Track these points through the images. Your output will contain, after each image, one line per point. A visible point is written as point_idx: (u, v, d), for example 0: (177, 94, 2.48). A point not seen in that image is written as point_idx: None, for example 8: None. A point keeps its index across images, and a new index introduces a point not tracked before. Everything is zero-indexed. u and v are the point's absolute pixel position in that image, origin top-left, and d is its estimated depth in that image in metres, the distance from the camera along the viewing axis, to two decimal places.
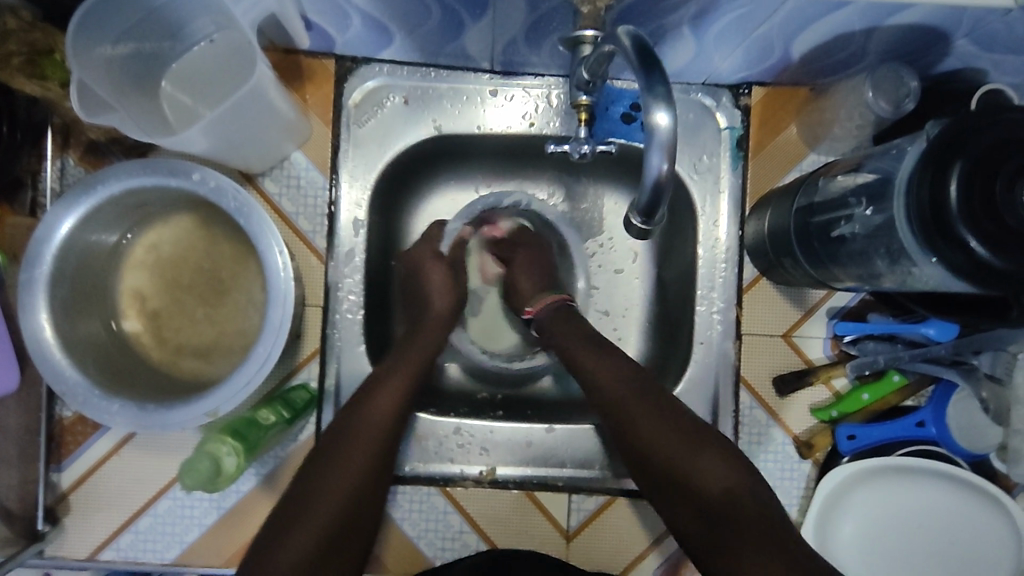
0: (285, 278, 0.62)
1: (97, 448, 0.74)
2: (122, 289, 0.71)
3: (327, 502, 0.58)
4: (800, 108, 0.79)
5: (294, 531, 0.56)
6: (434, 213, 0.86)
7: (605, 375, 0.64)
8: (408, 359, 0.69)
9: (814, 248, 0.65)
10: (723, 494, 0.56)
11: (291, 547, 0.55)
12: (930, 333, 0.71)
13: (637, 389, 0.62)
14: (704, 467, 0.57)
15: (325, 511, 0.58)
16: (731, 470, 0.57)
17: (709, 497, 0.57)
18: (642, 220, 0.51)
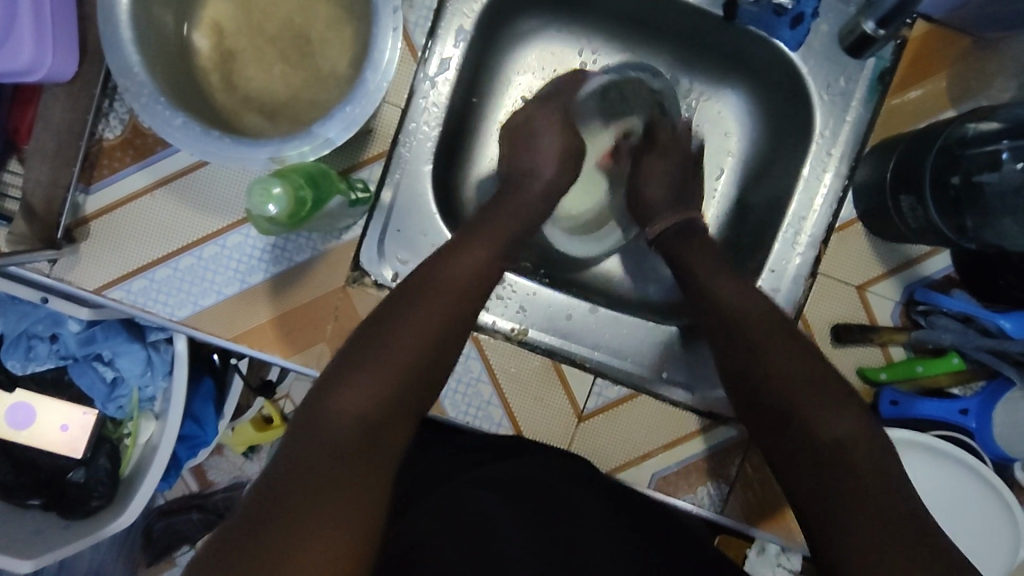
0: (393, 40, 0.56)
1: (133, 181, 0.69)
2: (202, 15, 0.65)
3: (391, 363, 0.55)
4: (958, 58, 0.72)
5: (366, 371, 0.54)
6: (532, 62, 0.83)
7: (737, 294, 0.63)
8: (493, 226, 0.67)
9: (948, 194, 0.60)
10: (827, 426, 0.54)
11: (355, 391, 0.53)
12: (1006, 325, 0.69)
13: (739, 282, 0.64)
14: (816, 402, 0.55)
15: (399, 351, 0.56)
16: (822, 381, 0.56)
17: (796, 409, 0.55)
18: (877, 25, 0.66)
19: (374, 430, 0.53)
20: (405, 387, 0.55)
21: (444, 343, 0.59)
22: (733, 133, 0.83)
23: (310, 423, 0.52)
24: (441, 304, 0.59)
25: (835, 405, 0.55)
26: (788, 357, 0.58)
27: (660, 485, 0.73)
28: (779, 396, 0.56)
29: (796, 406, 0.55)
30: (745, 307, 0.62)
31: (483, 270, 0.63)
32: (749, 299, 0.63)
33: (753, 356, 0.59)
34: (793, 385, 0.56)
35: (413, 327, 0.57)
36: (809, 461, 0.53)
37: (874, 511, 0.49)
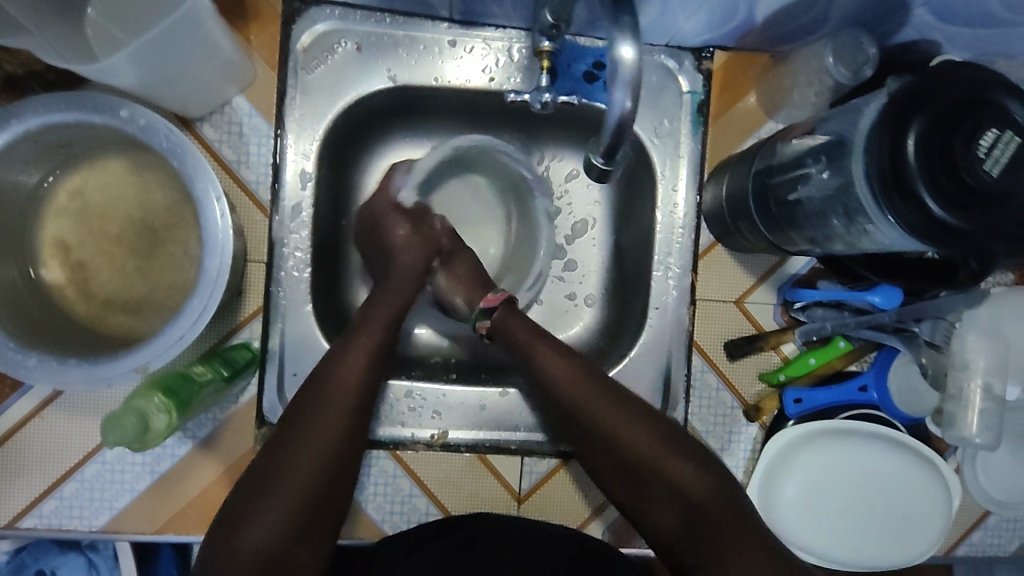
0: (224, 226, 0.58)
1: (18, 409, 0.69)
2: (42, 236, 0.65)
3: (281, 496, 0.60)
4: (760, 76, 0.76)
5: (266, 498, 0.60)
6: (389, 171, 0.84)
7: (562, 367, 0.68)
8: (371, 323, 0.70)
9: (770, 211, 0.64)
10: (690, 489, 0.63)
11: (254, 530, 0.59)
12: (875, 301, 0.70)
13: (577, 368, 0.68)
14: (676, 467, 0.64)
15: (292, 470, 0.61)
16: (662, 438, 0.65)
17: (661, 476, 0.64)
18: (604, 159, 0.54)
19: (279, 557, 0.59)
20: (299, 512, 0.61)
21: (336, 453, 0.64)
22: (594, 184, 0.86)
23: (216, 564, 0.58)
24: (324, 421, 0.64)
25: (688, 460, 0.64)
26: (627, 425, 0.66)
27: (611, 536, 0.76)
28: (637, 458, 0.65)
29: (648, 462, 0.64)
30: (590, 385, 0.67)
31: (367, 374, 0.67)
32: (582, 378, 0.68)
33: (596, 424, 0.66)
34: (646, 452, 0.65)
35: (304, 448, 0.63)
36: (685, 523, 0.63)
37: (710, 521, 0.62)
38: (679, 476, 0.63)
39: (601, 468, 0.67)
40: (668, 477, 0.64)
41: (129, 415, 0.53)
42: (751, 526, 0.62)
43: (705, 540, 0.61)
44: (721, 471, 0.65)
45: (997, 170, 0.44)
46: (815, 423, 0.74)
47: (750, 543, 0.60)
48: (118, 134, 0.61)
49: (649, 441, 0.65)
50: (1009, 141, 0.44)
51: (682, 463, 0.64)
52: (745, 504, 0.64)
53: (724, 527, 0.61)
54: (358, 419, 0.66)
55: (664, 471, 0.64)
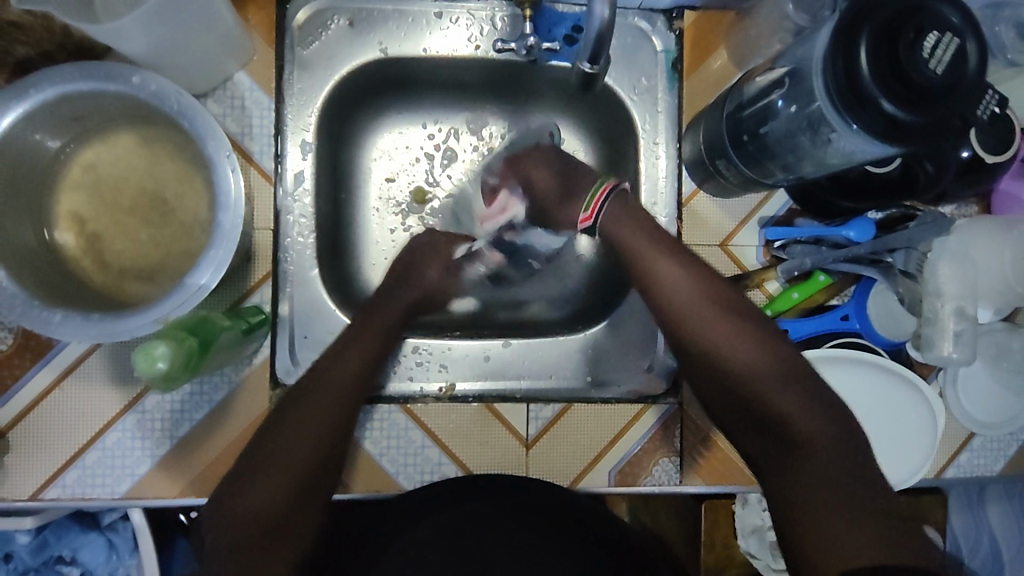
0: (235, 181, 0.61)
1: (37, 381, 0.71)
2: (58, 209, 0.68)
3: (283, 464, 0.62)
4: (727, 32, 0.81)
5: (265, 470, 0.61)
6: (383, 147, 0.88)
7: (690, 287, 0.68)
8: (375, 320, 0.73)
9: (744, 142, 0.70)
10: (800, 423, 0.62)
11: (251, 496, 0.60)
12: (851, 234, 0.76)
13: (709, 289, 0.68)
14: (791, 403, 0.62)
15: (293, 448, 0.63)
16: (781, 371, 0.64)
17: (772, 409, 0.63)
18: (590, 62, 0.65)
19: (277, 523, 0.60)
20: (296, 485, 0.62)
21: (337, 429, 0.66)
22: (581, 150, 0.90)
23: (218, 519, 0.60)
24: (328, 400, 0.66)
25: (799, 393, 0.63)
26: (757, 354, 0.65)
27: (619, 479, 0.78)
28: (754, 388, 0.64)
29: (752, 381, 0.64)
30: (701, 303, 0.67)
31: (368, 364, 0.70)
32: (694, 288, 0.68)
33: (712, 348, 0.66)
34: (750, 371, 0.64)
35: (308, 421, 0.64)
36: (782, 452, 0.62)
37: (807, 460, 0.60)
38: (780, 399, 0.63)
39: (709, 395, 0.68)
40: (780, 411, 0.62)
41: (161, 345, 0.53)
42: (854, 468, 0.60)
43: (799, 474, 0.60)
44: (835, 408, 0.63)
45: (939, 68, 0.50)
46: (803, 351, 0.79)
47: (851, 487, 0.59)
48: (128, 104, 0.64)
49: (770, 374, 0.64)
50: (949, 43, 0.50)
51: (801, 399, 0.63)
52: (856, 451, 0.61)
53: (825, 467, 0.60)
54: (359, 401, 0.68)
55: (780, 402, 0.63)
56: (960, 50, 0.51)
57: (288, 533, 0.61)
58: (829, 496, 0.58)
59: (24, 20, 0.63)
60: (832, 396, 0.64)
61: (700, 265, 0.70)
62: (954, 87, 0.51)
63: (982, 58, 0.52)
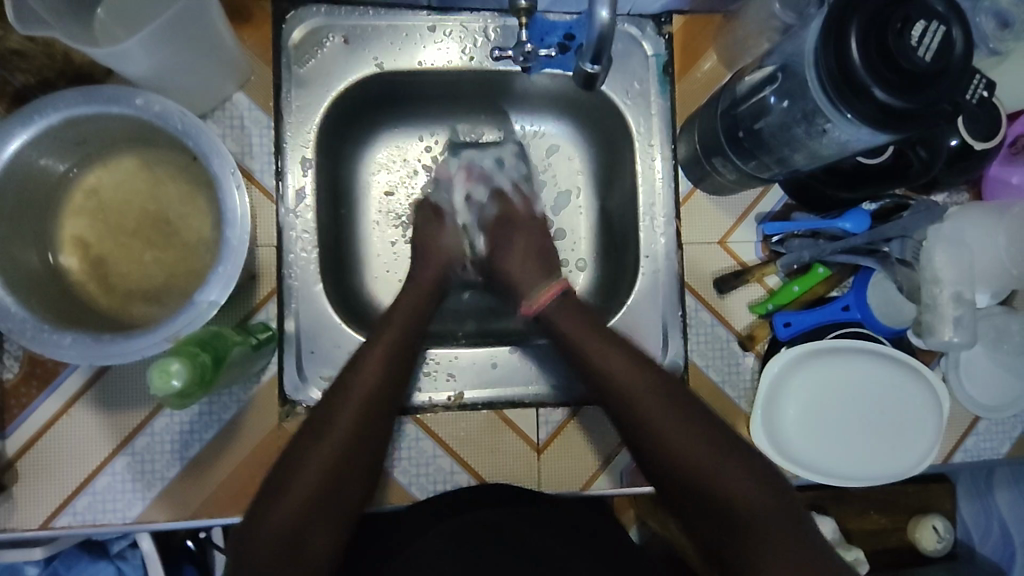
0: (240, 197, 0.62)
1: (45, 409, 0.71)
2: (63, 234, 0.69)
3: (303, 478, 0.62)
4: (716, 34, 0.82)
5: (290, 484, 0.61)
6: (381, 162, 0.89)
7: (617, 364, 0.69)
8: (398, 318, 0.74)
9: (739, 137, 0.72)
10: (738, 494, 0.60)
11: (274, 515, 0.60)
12: (847, 226, 0.77)
13: (629, 359, 0.69)
14: (726, 477, 0.61)
15: (318, 459, 0.63)
16: (712, 441, 0.63)
17: (707, 481, 0.61)
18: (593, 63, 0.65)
19: (301, 539, 0.60)
20: (314, 504, 0.61)
21: (356, 439, 0.65)
22: (576, 156, 0.91)
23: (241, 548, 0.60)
24: (348, 411, 0.66)
25: (737, 464, 0.62)
26: (684, 422, 0.64)
27: (632, 479, 0.78)
28: (688, 465, 0.62)
29: (685, 456, 0.63)
30: (635, 383, 0.67)
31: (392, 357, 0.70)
32: (636, 380, 0.67)
33: (638, 415, 0.66)
34: (680, 443, 0.63)
35: (329, 434, 0.64)
36: (725, 529, 0.60)
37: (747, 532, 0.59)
38: (713, 468, 0.62)
39: (646, 463, 0.66)
40: (716, 485, 0.61)
41: (176, 361, 0.54)
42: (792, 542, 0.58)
43: (744, 547, 0.59)
44: (767, 472, 0.63)
45: (927, 55, 0.52)
46: (806, 343, 0.79)
47: (794, 560, 0.56)
48: (131, 127, 0.65)
49: (708, 444, 0.63)
50: (935, 30, 0.52)
51: (737, 470, 0.62)
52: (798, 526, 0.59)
53: (767, 541, 0.58)
54: (381, 411, 0.67)
55: (718, 473, 0.62)
56: (946, 37, 0.52)
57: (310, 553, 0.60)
58: (783, 572, 0.56)
59: (25, 47, 0.63)
60: (765, 463, 0.64)
61: (637, 353, 0.70)
62: (943, 72, 0.52)
63: (967, 44, 0.53)
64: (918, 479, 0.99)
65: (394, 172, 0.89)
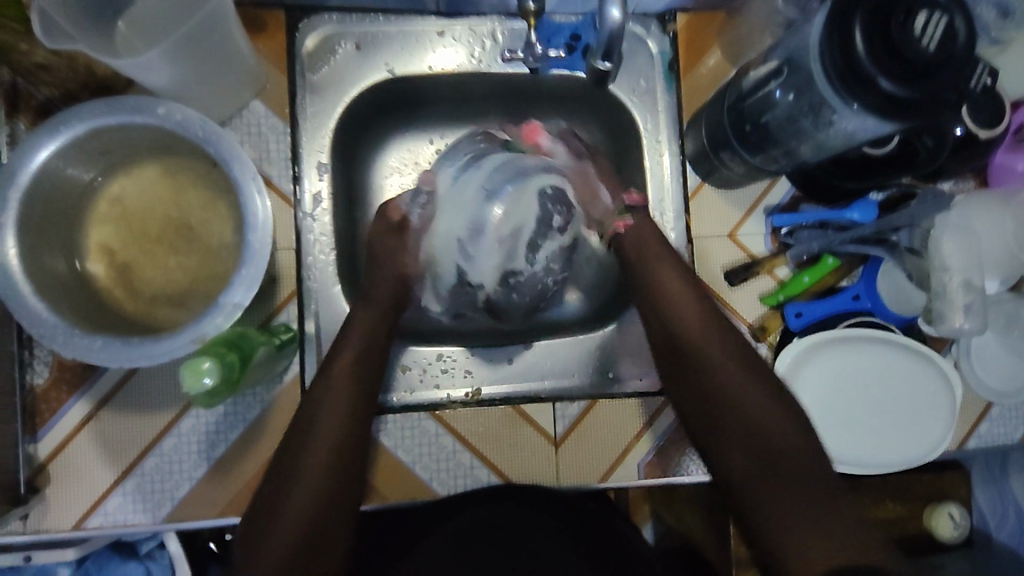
0: (261, 200, 0.64)
1: (75, 412, 0.73)
2: (89, 243, 0.71)
3: (307, 479, 0.61)
4: (719, 30, 0.84)
5: (298, 472, 0.62)
6: (394, 164, 0.89)
7: (685, 303, 0.73)
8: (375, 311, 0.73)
9: (746, 131, 0.73)
10: (782, 440, 0.64)
11: (281, 518, 0.59)
12: (854, 216, 0.79)
13: (699, 301, 0.73)
14: (772, 425, 0.65)
15: (318, 448, 0.63)
16: (763, 391, 0.67)
17: (754, 425, 0.65)
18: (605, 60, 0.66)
19: (316, 538, 0.60)
20: (320, 503, 0.61)
21: (347, 431, 0.65)
22: None
23: (258, 530, 0.60)
24: (329, 408, 0.65)
25: (782, 415, 0.66)
26: (743, 371, 0.68)
27: (648, 471, 0.79)
28: (742, 409, 0.66)
29: (731, 392, 0.67)
30: (695, 320, 0.71)
31: (373, 348, 0.71)
32: (700, 323, 0.71)
33: (698, 359, 0.70)
34: (735, 388, 0.67)
35: (317, 434, 0.64)
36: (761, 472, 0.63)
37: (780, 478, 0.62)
38: (757, 410, 0.66)
39: (691, 408, 0.70)
40: (760, 428, 0.65)
41: (207, 360, 0.56)
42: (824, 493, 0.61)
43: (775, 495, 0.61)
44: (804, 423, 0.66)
45: (931, 45, 0.52)
46: (819, 332, 0.81)
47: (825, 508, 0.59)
48: (154, 136, 0.67)
49: (760, 391, 0.67)
50: (938, 21, 0.53)
51: (783, 420, 0.65)
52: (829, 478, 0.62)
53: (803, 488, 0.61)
54: (361, 407, 0.67)
55: (768, 419, 0.65)
56: (949, 27, 0.53)
57: (328, 537, 0.61)
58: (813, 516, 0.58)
59: (51, 62, 0.66)
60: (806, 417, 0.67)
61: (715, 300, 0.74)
62: (946, 62, 0.53)
63: (970, 33, 0.54)
64: (931, 467, 1.00)
65: (405, 174, 0.90)
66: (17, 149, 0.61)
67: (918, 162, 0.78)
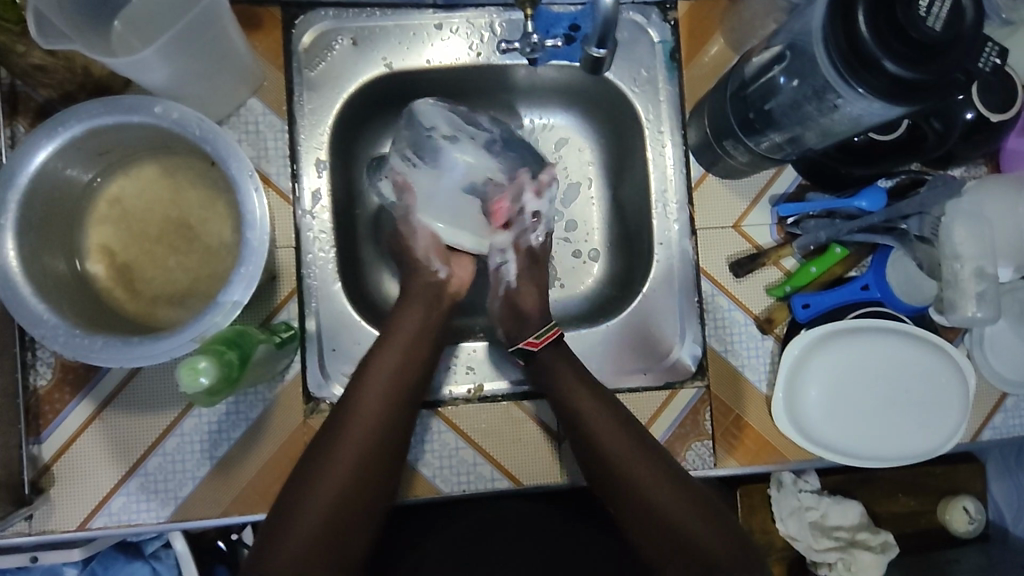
0: (259, 196, 0.63)
1: (78, 413, 0.73)
2: (89, 243, 0.71)
3: (327, 491, 0.63)
4: (722, 17, 0.82)
5: (328, 466, 0.64)
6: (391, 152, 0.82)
7: (602, 415, 0.71)
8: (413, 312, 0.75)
9: (750, 118, 0.72)
10: (714, 547, 0.65)
11: (296, 534, 0.61)
12: (863, 204, 0.78)
13: (612, 411, 0.72)
14: (703, 535, 0.65)
15: (351, 450, 0.65)
16: (686, 498, 0.67)
17: (687, 539, 0.65)
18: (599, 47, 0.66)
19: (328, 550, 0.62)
20: (338, 518, 0.63)
21: (379, 437, 0.67)
22: (586, 147, 0.92)
23: (282, 519, 0.62)
24: (360, 423, 0.67)
25: (709, 521, 0.66)
26: (666, 483, 0.68)
27: None
28: (672, 521, 0.66)
29: (649, 494, 0.67)
30: (606, 426, 0.70)
31: (412, 339, 0.73)
32: (620, 431, 0.70)
33: (620, 471, 0.69)
34: (660, 497, 0.67)
35: (344, 450, 0.65)
36: None
37: None
38: (686, 519, 0.66)
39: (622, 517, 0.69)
40: (693, 544, 0.65)
41: (203, 359, 0.56)
42: None
43: None
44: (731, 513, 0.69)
45: (938, 25, 0.51)
46: (827, 323, 0.79)
47: None
48: (151, 134, 0.67)
49: (685, 503, 0.67)
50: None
51: (710, 528, 0.66)
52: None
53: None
54: (394, 424, 0.68)
55: (697, 529, 0.66)
56: (956, 5, 0.51)
57: (350, 534, 0.63)
58: None
59: (47, 62, 0.65)
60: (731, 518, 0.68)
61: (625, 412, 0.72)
62: (953, 42, 0.51)
63: (979, 11, 0.52)
64: (945, 460, 0.98)
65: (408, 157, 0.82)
66: (15, 150, 0.61)
67: (924, 148, 0.76)
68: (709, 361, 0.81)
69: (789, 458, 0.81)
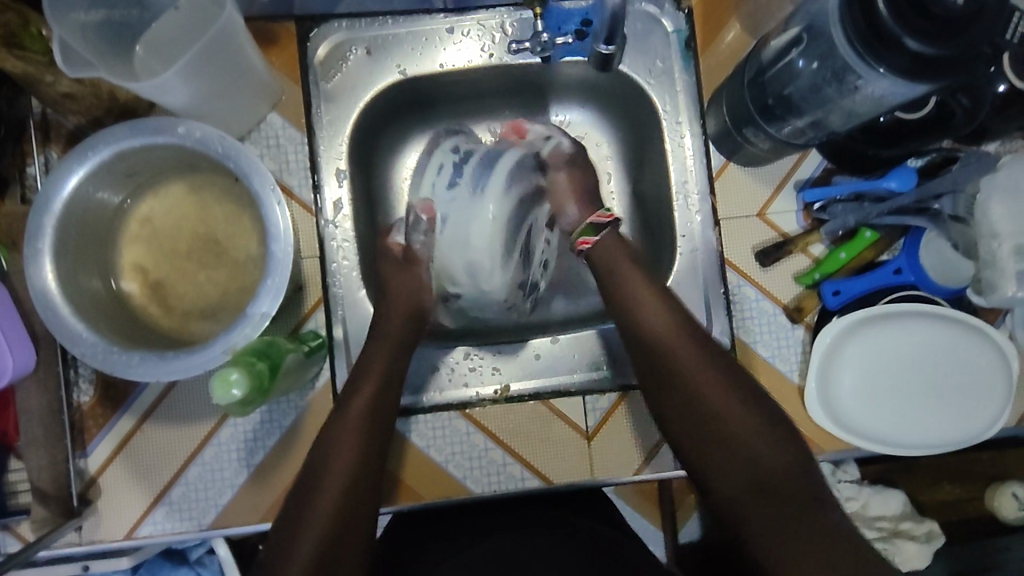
0: (281, 211, 0.64)
1: (121, 426, 0.75)
2: (123, 262, 0.73)
3: (330, 483, 0.63)
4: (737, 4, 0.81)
5: (329, 465, 0.64)
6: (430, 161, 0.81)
7: (665, 324, 0.70)
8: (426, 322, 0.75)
9: (768, 106, 0.70)
10: (768, 456, 0.64)
11: (308, 527, 0.60)
12: (892, 185, 0.74)
13: (682, 326, 0.70)
14: (759, 442, 0.64)
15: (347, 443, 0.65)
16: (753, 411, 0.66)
17: (743, 449, 0.64)
18: (607, 43, 0.68)
19: (335, 542, 0.60)
20: (344, 508, 0.62)
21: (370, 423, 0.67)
22: (603, 142, 0.91)
23: (287, 524, 0.61)
24: (348, 443, 0.65)
25: (770, 437, 0.65)
26: (737, 397, 0.67)
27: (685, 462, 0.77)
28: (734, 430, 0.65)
29: (711, 402, 0.67)
30: (689, 352, 0.69)
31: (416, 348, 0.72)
32: (675, 333, 0.70)
33: (677, 377, 0.68)
34: (729, 414, 0.66)
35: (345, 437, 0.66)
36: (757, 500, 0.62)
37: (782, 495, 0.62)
38: (743, 428, 0.65)
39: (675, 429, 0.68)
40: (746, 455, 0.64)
41: (235, 371, 0.57)
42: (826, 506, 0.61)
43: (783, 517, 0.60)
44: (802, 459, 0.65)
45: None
46: (858, 312, 0.77)
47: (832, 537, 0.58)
48: (177, 154, 0.69)
49: (755, 422, 0.66)
50: None
51: (769, 441, 0.65)
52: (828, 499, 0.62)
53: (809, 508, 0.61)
54: (383, 412, 0.69)
55: (754, 437, 0.65)
56: None
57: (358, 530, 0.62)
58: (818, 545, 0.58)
59: (75, 90, 0.68)
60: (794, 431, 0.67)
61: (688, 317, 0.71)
62: (977, 14, 0.50)
63: None
64: (992, 446, 0.94)
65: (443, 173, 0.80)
66: (49, 176, 0.63)
67: (954, 123, 0.75)
68: (738, 354, 0.80)
69: (824, 450, 0.80)
